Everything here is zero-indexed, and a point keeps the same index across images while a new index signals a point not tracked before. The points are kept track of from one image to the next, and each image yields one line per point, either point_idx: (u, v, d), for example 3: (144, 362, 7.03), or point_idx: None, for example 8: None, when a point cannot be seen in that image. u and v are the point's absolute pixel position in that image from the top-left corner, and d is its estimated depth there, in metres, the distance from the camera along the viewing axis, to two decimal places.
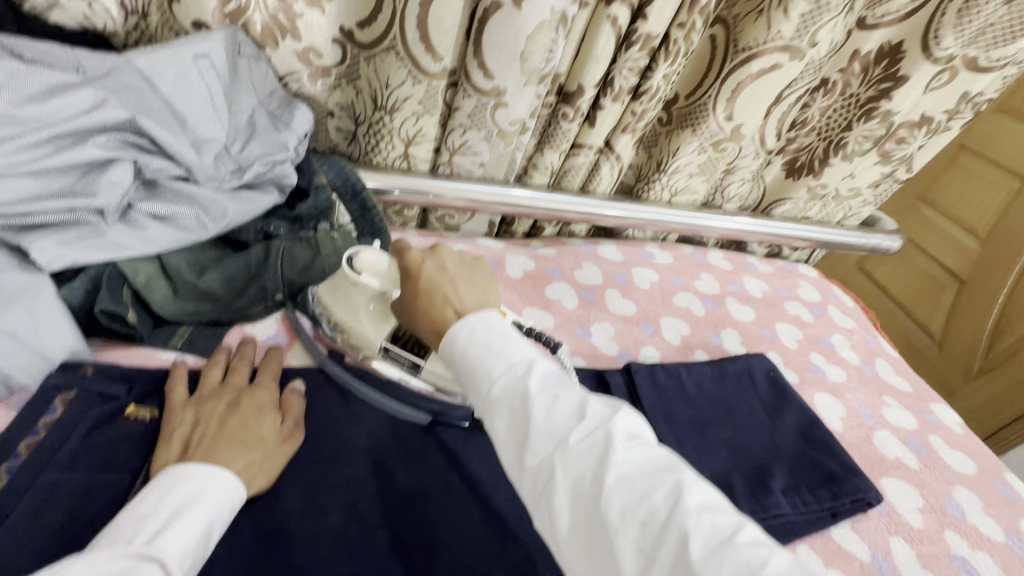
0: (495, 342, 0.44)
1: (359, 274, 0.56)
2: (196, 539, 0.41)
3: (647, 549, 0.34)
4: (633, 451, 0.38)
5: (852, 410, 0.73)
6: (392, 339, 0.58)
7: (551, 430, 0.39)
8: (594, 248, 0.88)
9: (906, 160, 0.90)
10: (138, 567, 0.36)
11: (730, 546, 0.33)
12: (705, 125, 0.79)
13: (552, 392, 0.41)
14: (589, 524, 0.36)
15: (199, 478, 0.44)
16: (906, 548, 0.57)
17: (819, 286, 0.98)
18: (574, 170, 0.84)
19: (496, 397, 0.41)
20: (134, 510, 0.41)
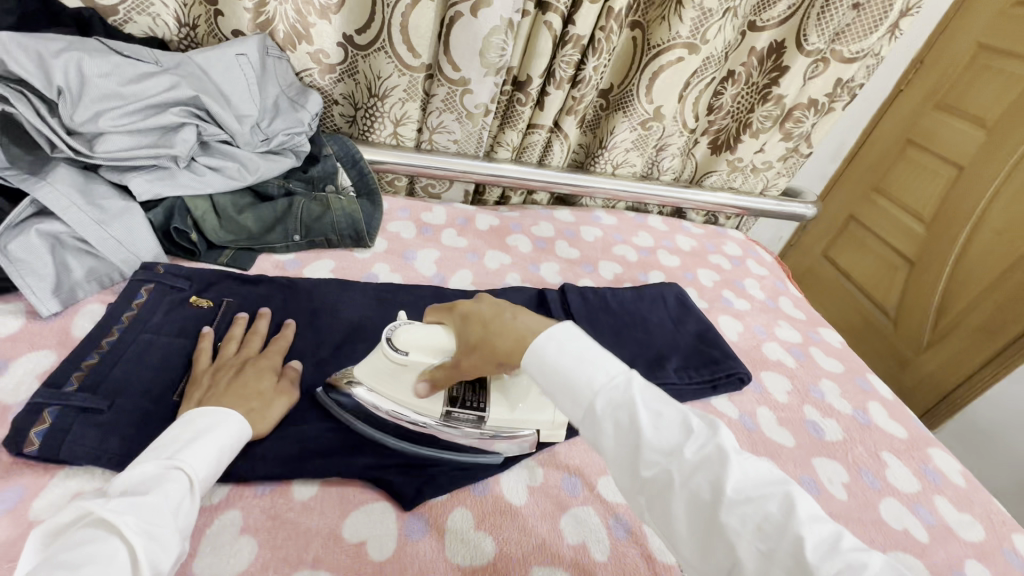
0: (590, 357, 0.44)
1: (406, 351, 0.53)
2: (213, 460, 0.44)
3: (766, 549, 0.36)
4: (744, 463, 0.39)
5: (749, 328, 0.92)
6: (450, 402, 0.56)
7: (661, 442, 0.41)
8: (551, 212, 1.08)
9: (805, 137, 1.11)
10: (163, 474, 0.40)
11: (837, 551, 0.35)
12: (633, 108, 1.00)
13: (654, 408, 0.42)
14: (705, 529, 0.38)
15: (215, 415, 0.47)
16: (769, 414, 0.76)
17: (744, 246, 1.17)
18: (532, 146, 1.04)
19: (601, 411, 0.42)
20: (161, 437, 0.45)
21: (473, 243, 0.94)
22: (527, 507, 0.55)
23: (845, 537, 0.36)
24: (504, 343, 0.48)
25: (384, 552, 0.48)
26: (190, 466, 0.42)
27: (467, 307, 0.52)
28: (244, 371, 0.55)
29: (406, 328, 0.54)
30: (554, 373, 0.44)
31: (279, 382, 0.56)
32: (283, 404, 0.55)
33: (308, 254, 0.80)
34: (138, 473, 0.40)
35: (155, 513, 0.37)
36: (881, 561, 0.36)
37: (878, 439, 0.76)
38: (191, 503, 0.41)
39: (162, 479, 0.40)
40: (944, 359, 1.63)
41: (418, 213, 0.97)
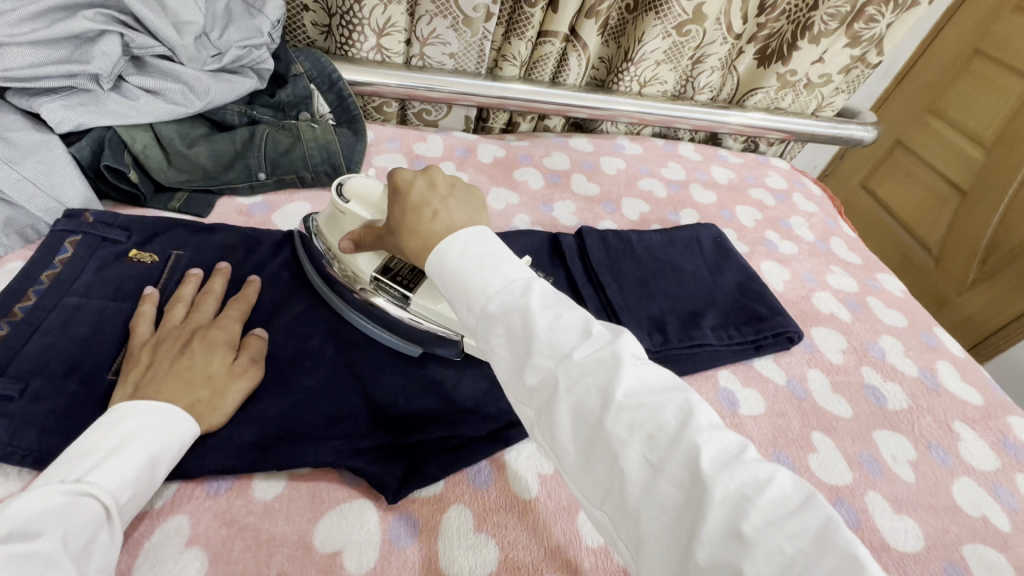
0: (491, 255, 0.38)
1: (347, 202, 0.51)
2: (138, 478, 0.36)
3: (654, 460, 0.29)
4: (642, 371, 0.32)
5: (796, 275, 0.79)
6: (381, 269, 0.51)
7: (554, 344, 0.33)
8: (566, 140, 0.93)
9: (875, 42, 0.92)
10: (71, 507, 0.32)
11: (739, 462, 0.28)
12: (668, 8, 0.82)
13: (554, 310, 0.35)
14: (590, 439, 0.31)
15: (150, 412, 0.39)
16: (821, 377, 0.65)
17: (788, 177, 1.02)
18: (545, 59, 0.88)
19: (491, 314, 0.36)
20: (77, 443, 0.36)
21: (475, 178, 0.81)
22: (538, 501, 0.46)
23: (748, 449, 0.29)
24: (419, 245, 0.42)
25: (364, 566, 0.40)
26: (109, 490, 0.34)
27: (399, 177, 0.45)
28: (193, 346, 0.45)
29: (360, 179, 0.51)
30: (452, 278, 0.38)
31: (240, 361, 0.46)
32: (242, 385, 0.45)
33: (279, 196, 0.68)
34: (42, 501, 0.32)
35: (51, 567, 0.30)
36: (791, 478, 0.28)
37: (948, 406, 0.65)
38: (106, 538, 0.34)
39: (68, 512, 0.32)
40: (992, 299, 1.49)
41: (411, 144, 0.83)
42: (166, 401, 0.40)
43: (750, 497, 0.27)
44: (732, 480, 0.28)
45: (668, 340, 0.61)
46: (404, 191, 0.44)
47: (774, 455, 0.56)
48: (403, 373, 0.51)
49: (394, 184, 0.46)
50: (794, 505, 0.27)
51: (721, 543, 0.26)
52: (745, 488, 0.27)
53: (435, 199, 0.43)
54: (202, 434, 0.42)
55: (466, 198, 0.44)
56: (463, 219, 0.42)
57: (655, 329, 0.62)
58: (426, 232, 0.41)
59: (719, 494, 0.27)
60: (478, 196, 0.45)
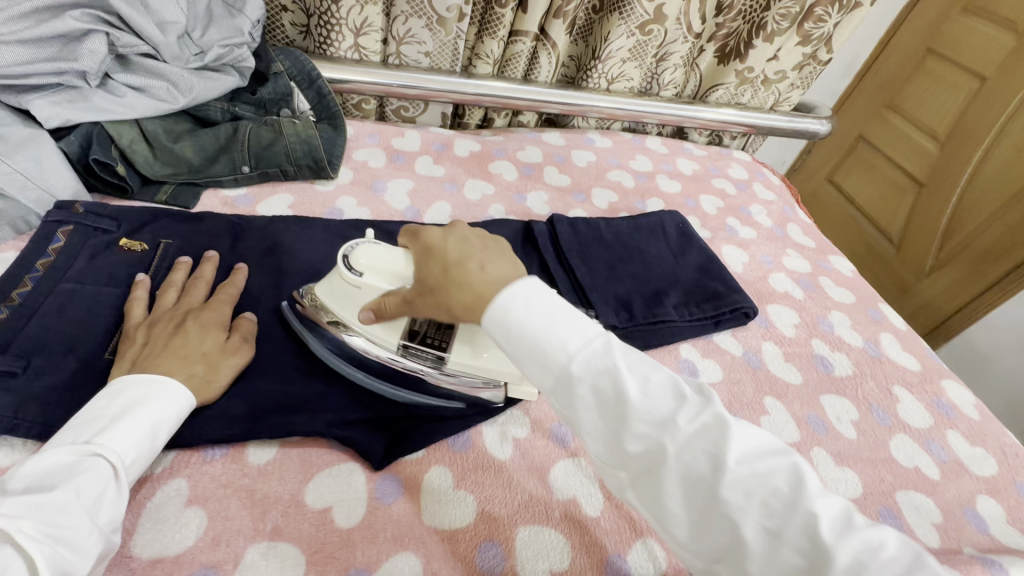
0: (558, 313, 0.39)
1: (359, 274, 0.49)
2: (141, 442, 0.39)
3: (773, 526, 0.32)
4: (745, 433, 0.35)
5: (754, 258, 0.85)
6: (410, 334, 0.51)
7: (650, 411, 0.36)
8: (539, 135, 0.98)
9: (824, 40, 0.98)
10: (79, 465, 0.35)
11: (853, 529, 0.32)
12: (631, 9, 0.87)
13: (641, 373, 0.37)
14: (703, 505, 0.34)
15: (148, 383, 0.42)
16: (774, 349, 0.70)
17: (749, 168, 1.08)
18: (517, 58, 0.93)
19: (574, 373, 0.37)
20: (83, 413, 0.39)
21: (451, 171, 0.85)
22: (512, 461, 0.50)
23: (856, 513, 0.33)
24: (466, 295, 0.42)
25: (352, 519, 0.43)
26: (112, 452, 0.37)
27: (430, 236, 0.46)
28: (188, 325, 0.48)
29: (364, 247, 0.49)
30: (522, 336, 0.39)
31: (232, 340, 0.49)
32: (234, 361, 0.48)
33: (262, 188, 0.71)
34: (49, 462, 0.35)
35: (63, 514, 0.33)
36: (898, 539, 0.32)
37: (889, 372, 0.71)
38: (116, 493, 0.37)
39: (75, 471, 0.35)
40: (946, 284, 1.58)
41: (389, 138, 0.86)
42: (167, 373, 0.43)
43: (867, 563, 0.31)
44: (849, 548, 0.31)
45: (632, 317, 0.66)
46: (437, 248, 0.45)
47: None
48: None
49: (424, 243, 0.47)
50: (904, 569, 0.31)
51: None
52: (861, 554, 0.31)
53: (473, 251, 0.44)
54: (198, 405, 0.45)
55: (499, 249, 0.46)
56: (506, 270, 0.43)
57: (621, 308, 0.67)
58: (476, 283, 0.41)
59: (841, 561, 0.31)
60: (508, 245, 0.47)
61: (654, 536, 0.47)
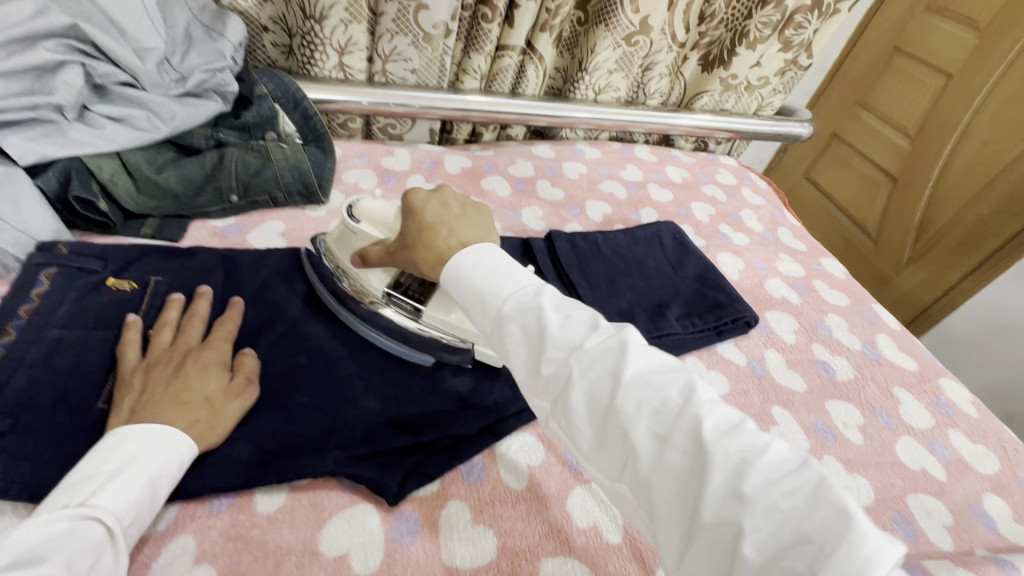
0: (503, 266, 0.44)
1: (359, 222, 0.55)
2: (140, 501, 0.37)
3: (661, 432, 0.34)
4: (647, 355, 0.37)
5: (750, 265, 0.86)
6: (393, 285, 0.55)
7: (565, 337, 0.39)
8: (528, 148, 0.98)
9: (805, 46, 1.00)
10: (74, 531, 0.33)
11: (738, 432, 0.32)
12: (616, 20, 0.87)
13: (563, 311, 0.40)
14: (605, 419, 0.36)
15: (150, 434, 0.40)
16: (777, 356, 0.71)
17: (737, 173, 1.09)
18: (503, 72, 0.92)
19: (506, 314, 0.41)
20: (80, 466, 0.37)
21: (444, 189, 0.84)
22: (529, 491, 0.49)
23: (747, 422, 0.33)
24: (433, 257, 0.48)
25: (369, 565, 0.42)
26: (110, 516, 0.35)
27: (414, 198, 0.51)
28: (188, 368, 0.46)
29: (369, 200, 0.55)
30: (468, 284, 0.44)
31: (235, 382, 0.47)
32: (239, 404, 0.46)
33: (252, 217, 0.69)
34: (42, 529, 0.32)
35: None
36: (785, 445, 0.32)
37: (888, 374, 0.72)
38: (110, 557, 0.35)
39: (70, 538, 0.33)
40: (923, 276, 1.62)
41: (379, 158, 0.85)
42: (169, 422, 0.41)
43: (750, 462, 0.31)
44: (732, 446, 0.32)
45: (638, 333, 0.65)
46: (419, 208, 0.50)
47: None
48: (392, 383, 0.53)
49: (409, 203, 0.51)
50: (790, 471, 0.31)
51: (725, 503, 0.30)
52: (744, 453, 0.31)
53: (449, 217, 0.50)
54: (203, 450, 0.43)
55: (475, 218, 0.52)
56: (474, 237, 0.49)
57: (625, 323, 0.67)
58: (441, 245, 0.47)
59: (722, 459, 0.31)
60: (482, 216, 0.53)
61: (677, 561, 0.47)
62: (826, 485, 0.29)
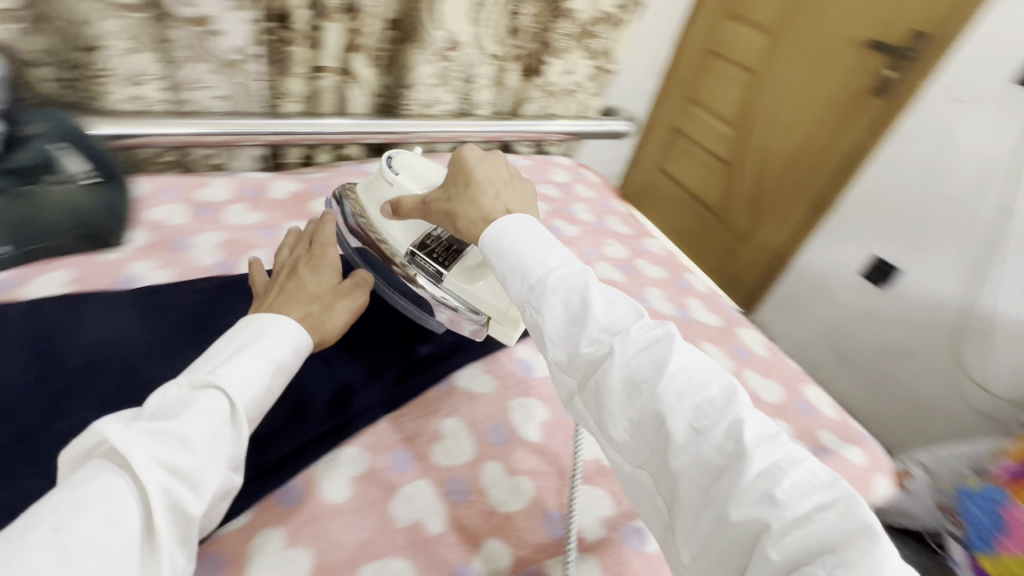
0: (553, 245, 0.51)
1: (397, 176, 0.66)
2: (251, 379, 0.47)
3: (698, 426, 0.40)
4: (690, 357, 0.44)
5: (579, 253, 0.93)
6: (418, 247, 0.64)
7: (607, 320, 0.46)
8: (364, 166, 0.98)
9: (605, 54, 1.15)
10: (197, 396, 0.44)
11: (775, 441, 0.39)
12: (426, 39, 0.92)
13: (608, 296, 0.47)
14: (644, 406, 0.42)
15: (262, 326, 0.52)
16: None
17: (570, 171, 1.18)
18: (323, 93, 0.92)
19: (551, 284, 0.47)
20: (209, 351, 0.49)
21: (269, 215, 0.81)
22: (351, 501, 0.50)
23: (784, 434, 0.40)
24: (477, 216, 0.56)
25: None
26: (223, 388, 0.45)
27: (465, 157, 0.59)
28: (302, 272, 0.60)
29: (410, 159, 0.67)
30: (513, 256, 0.51)
31: (344, 286, 0.62)
32: (339, 304, 0.60)
33: (27, 269, 0.64)
34: (177, 393, 0.44)
35: (181, 446, 0.40)
36: (817, 463, 0.39)
37: (696, 331, 0.82)
38: (230, 426, 0.45)
39: (191, 401, 0.43)
40: (760, 243, 1.88)
41: (192, 191, 0.80)
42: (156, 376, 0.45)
43: (784, 469, 0.37)
44: (769, 454, 0.38)
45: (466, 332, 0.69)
46: (470, 167, 0.58)
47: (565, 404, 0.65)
48: None
49: (460, 159, 0.59)
50: (820, 486, 0.37)
51: (754, 505, 0.36)
52: (781, 462, 0.38)
53: (494, 184, 0.58)
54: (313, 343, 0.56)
55: (518, 189, 0.61)
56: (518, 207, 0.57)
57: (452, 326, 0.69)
58: (485, 206, 0.56)
59: (757, 462, 0.38)
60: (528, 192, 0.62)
61: (495, 537, 0.51)
62: (856, 508, 0.35)
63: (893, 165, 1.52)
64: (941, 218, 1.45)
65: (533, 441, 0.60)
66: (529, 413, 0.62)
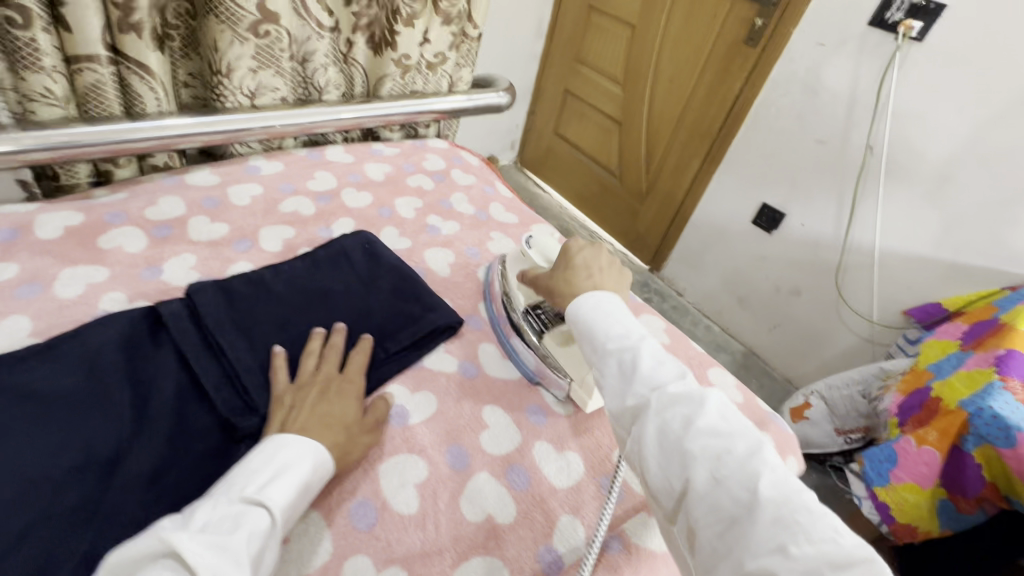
0: (619, 313, 0.50)
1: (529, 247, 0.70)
2: (295, 497, 0.43)
3: (719, 475, 0.37)
4: (724, 411, 0.41)
5: (460, 253, 0.82)
6: (534, 306, 0.67)
7: (653, 378, 0.43)
8: (180, 178, 0.78)
9: (466, 17, 1.01)
10: (247, 513, 0.39)
11: (794, 495, 0.36)
12: (224, 10, 0.72)
13: (660, 360, 0.45)
14: (667, 452, 0.40)
15: (302, 442, 0.47)
16: (492, 349, 0.68)
17: (446, 155, 1.05)
18: (97, 90, 0.70)
19: (609, 349, 0.46)
20: (246, 460, 0.44)
21: (31, 265, 0.60)
22: None
23: (807, 491, 0.36)
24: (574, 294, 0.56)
25: None
26: (274, 504, 0.41)
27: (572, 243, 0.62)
28: (330, 393, 0.53)
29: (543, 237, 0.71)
30: (582, 320, 0.50)
31: (368, 420, 0.54)
32: (361, 440, 0.52)
33: None
34: (223, 507, 0.39)
35: (235, 564, 0.36)
36: (841, 526, 0.35)
37: None
38: (268, 549, 0.40)
39: (243, 517, 0.39)
40: (659, 202, 1.87)
41: None
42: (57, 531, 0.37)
43: (799, 523, 0.34)
44: (784, 508, 0.35)
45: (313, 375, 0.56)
46: (572, 254, 0.61)
47: (449, 452, 0.55)
48: None
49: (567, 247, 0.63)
50: (833, 546, 0.33)
51: (767, 554, 0.33)
52: (798, 515, 0.34)
53: (595, 264, 0.60)
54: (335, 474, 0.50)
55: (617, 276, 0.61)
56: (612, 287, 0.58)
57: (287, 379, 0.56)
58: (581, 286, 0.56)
59: (771, 515, 0.35)
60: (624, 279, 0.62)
61: None
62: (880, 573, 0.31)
63: (769, 113, 1.54)
64: (815, 161, 1.50)
65: (409, 513, 0.49)
66: (403, 476, 0.52)
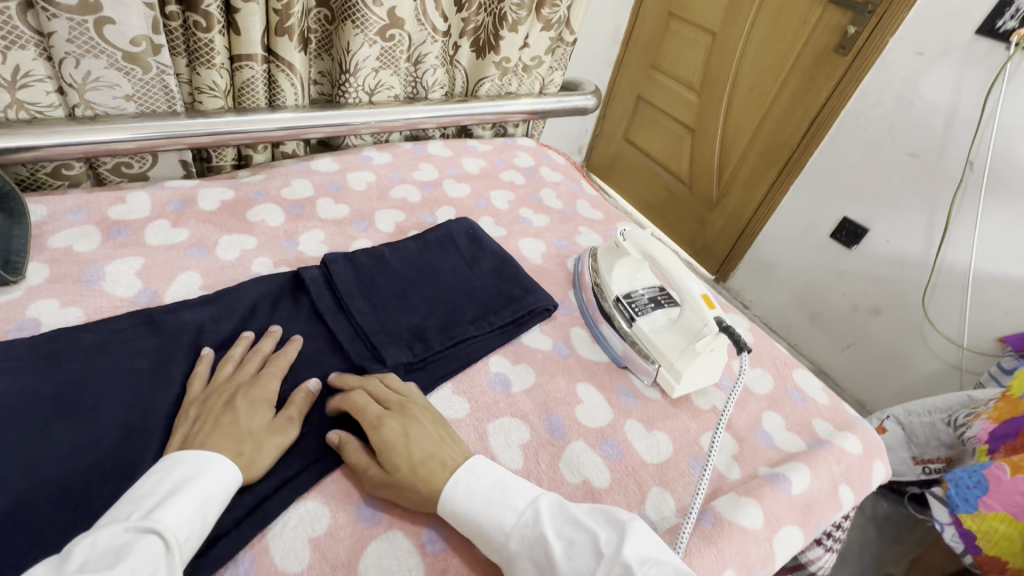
0: (499, 497, 0.46)
1: (624, 241, 0.72)
2: (193, 516, 0.40)
3: None
4: (650, 574, 0.39)
5: (551, 245, 0.87)
6: (625, 295, 0.71)
7: (576, 573, 0.41)
8: (307, 164, 0.88)
9: (564, 23, 1.07)
10: (133, 540, 0.36)
11: None
12: (361, 16, 0.81)
13: (566, 537, 0.43)
14: None
15: (199, 459, 0.43)
16: (583, 333, 0.72)
17: (535, 153, 1.11)
18: (250, 85, 0.81)
19: (514, 551, 0.44)
20: (135, 490, 0.41)
21: (198, 231, 0.71)
22: (310, 570, 0.44)
23: None
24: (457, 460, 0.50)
25: None
26: (166, 526, 0.37)
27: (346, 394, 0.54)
28: (238, 403, 0.49)
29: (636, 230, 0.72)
30: (469, 523, 0.46)
31: (278, 420, 0.50)
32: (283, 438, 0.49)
33: None
34: (106, 539, 0.36)
35: None
36: None
37: None
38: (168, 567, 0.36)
39: (129, 547, 0.35)
40: (731, 210, 1.84)
41: (103, 210, 0.69)
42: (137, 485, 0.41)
43: None
44: None
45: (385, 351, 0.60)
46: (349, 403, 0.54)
47: (547, 421, 0.59)
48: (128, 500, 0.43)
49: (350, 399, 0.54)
50: None
51: None
52: None
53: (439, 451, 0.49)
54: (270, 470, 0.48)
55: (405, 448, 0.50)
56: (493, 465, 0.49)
57: (410, 343, 0.62)
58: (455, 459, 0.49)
59: None
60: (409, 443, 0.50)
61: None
62: None
63: (858, 124, 1.49)
64: (905, 175, 1.44)
65: (515, 468, 0.55)
66: (509, 436, 0.57)
